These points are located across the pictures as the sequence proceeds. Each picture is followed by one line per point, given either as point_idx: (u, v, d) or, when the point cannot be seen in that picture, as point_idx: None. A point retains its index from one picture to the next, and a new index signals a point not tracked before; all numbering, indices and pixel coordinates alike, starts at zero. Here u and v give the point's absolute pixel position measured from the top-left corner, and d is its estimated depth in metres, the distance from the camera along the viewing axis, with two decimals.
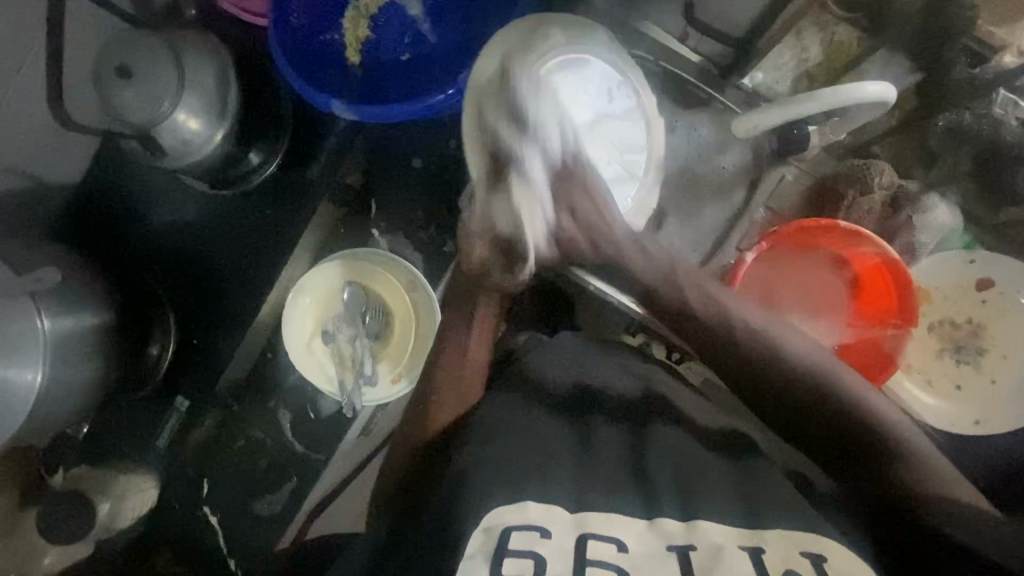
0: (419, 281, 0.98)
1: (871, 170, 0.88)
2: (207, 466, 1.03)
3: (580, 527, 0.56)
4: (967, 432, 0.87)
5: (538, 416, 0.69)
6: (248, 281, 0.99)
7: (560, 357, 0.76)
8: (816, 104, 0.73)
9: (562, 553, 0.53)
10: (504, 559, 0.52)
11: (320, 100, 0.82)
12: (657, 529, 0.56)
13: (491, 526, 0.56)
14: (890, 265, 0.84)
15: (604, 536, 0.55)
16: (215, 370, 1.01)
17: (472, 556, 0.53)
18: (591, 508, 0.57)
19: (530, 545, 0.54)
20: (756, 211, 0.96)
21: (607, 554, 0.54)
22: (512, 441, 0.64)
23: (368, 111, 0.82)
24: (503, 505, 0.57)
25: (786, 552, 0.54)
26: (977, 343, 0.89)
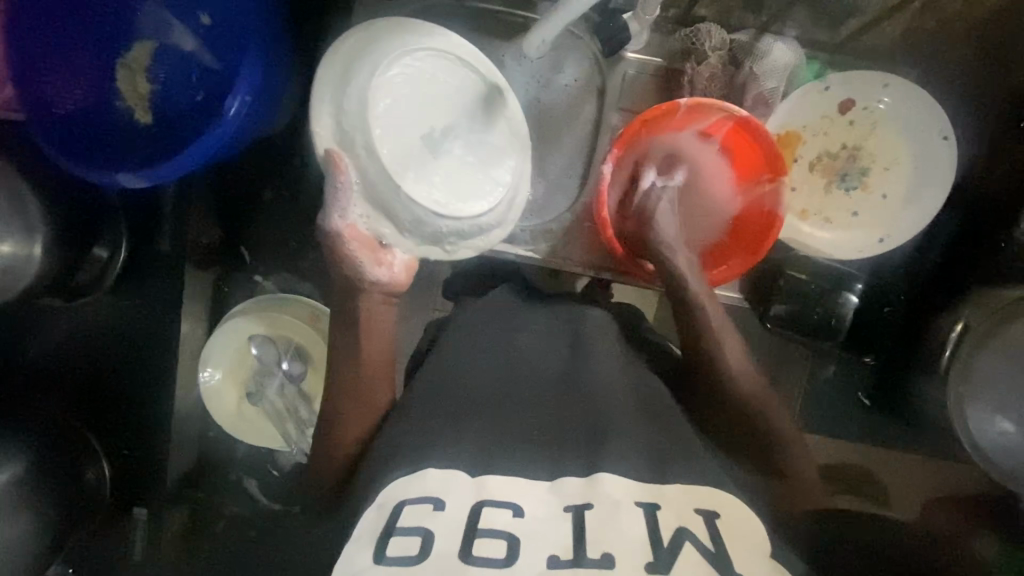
0: (319, 309, 0.96)
1: (699, 36, 0.85)
2: (195, 560, 1.02)
3: (478, 495, 0.51)
4: (874, 253, 0.87)
5: (453, 377, 0.65)
6: (151, 374, 0.95)
7: (482, 317, 0.73)
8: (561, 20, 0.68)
9: (451, 528, 0.49)
10: (388, 538, 0.49)
11: (105, 178, 0.78)
12: (558, 490, 0.52)
13: (386, 502, 0.52)
14: (744, 123, 0.81)
15: (501, 501, 0.51)
16: (155, 472, 0.98)
17: (357, 538, 0.51)
18: (493, 473, 0.53)
19: (422, 520, 0.50)
20: (611, 117, 0.91)
21: (501, 520, 0.50)
22: (415, 424, 0.60)
23: (158, 171, 0.77)
24: (404, 477, 0.54)
25: (685, 509, 0.53)
26: (859, 165, 0.88)
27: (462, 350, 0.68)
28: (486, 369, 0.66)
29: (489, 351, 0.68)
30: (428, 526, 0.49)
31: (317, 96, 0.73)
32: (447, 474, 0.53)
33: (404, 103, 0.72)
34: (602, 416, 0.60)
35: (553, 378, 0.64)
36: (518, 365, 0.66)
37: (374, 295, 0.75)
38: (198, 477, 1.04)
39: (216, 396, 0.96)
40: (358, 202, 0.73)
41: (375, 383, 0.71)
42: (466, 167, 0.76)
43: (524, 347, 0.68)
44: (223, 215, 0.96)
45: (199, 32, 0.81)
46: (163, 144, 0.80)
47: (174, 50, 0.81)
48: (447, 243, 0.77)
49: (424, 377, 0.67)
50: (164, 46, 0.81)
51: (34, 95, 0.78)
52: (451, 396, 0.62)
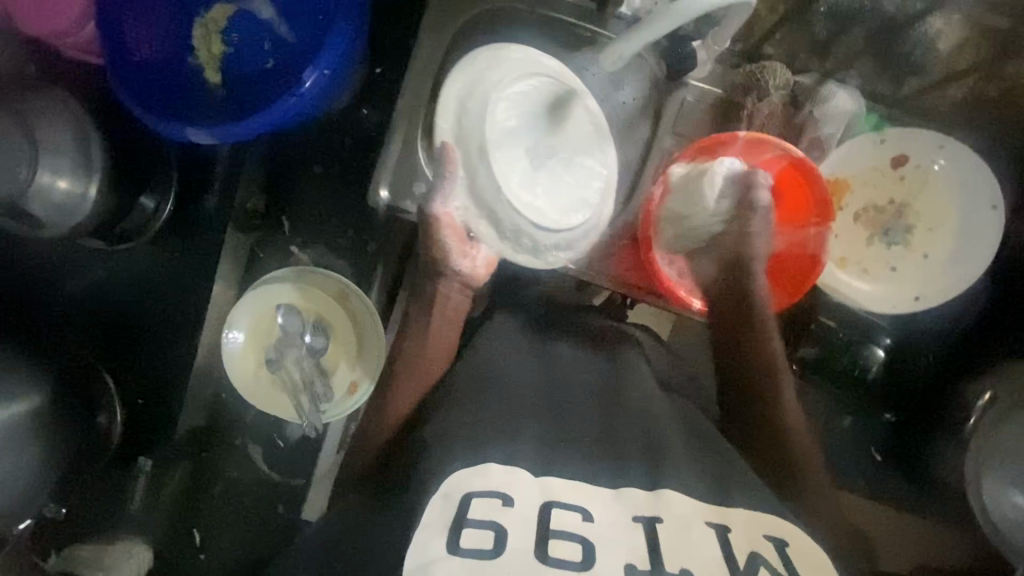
0: (350, 288, 0.97)
1: (764, 73, 0.86)
2: (194, 516, 1.04)
3: (545, 495, 0.52)
4: (909, 310, 0.88)
5: (506, 367, 0.70)
6: (174, 327, 0.97)
7: (514, 339, 0.76)
8: (639, 36, 0.69)
9: (524, 527, 0.49)
10: (461, 529, 0.48)
11: (172, 130, 0.79)
12: (624, 498, 0.53)
13: (451, 492, 0.52)
14: (799, 164, 0.82)
15: (569, 504, 0.51)
16: (168, 424, 1.00)
17: (427, 527, 0.49)
18: (554, 474, 0.55)
19: (490, 514, 0.49)
20: (664, 140, 0.92)
21: (572, 522, 0.50)
22: (466, 420, 0.61)
23: (224, 130, 0.79)
24: (463, 470, 0.54)
25: (753, 533, 0.54)
26: (904, 222, 0.89)
27: (495, 358, 0.72)
28: (516, 369, 0.70)
29: (519, 357, 0.73)
30: (500, 522, 0.49)
31: (446, 99, 0.77)
32: (511, 472, 0.54)
33: (519, 119, 0.77)
34: (655, 447, 0.61)
35: (590, 388, 0.70)
36: (550, 372, 0.71)
37: (454, 283, 0.82)
38: (207, 437, 1.04)
39: (236, 358, 0.97)
40: (461, 194, 0.78)
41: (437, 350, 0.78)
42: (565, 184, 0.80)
43: (558, 364, 0.73)
44: (272, 182, 0.97)
45: (278, 3, 0.83)
46: (232, 106, 0.82)
47: (253, 16, 0.83)
48: (540, 254, 0.82)
49: (468, 373, 0.71)
50: (245, 12, 0.83)
51: (109, 40, 0.80)
52: (492, 393, 0.65)
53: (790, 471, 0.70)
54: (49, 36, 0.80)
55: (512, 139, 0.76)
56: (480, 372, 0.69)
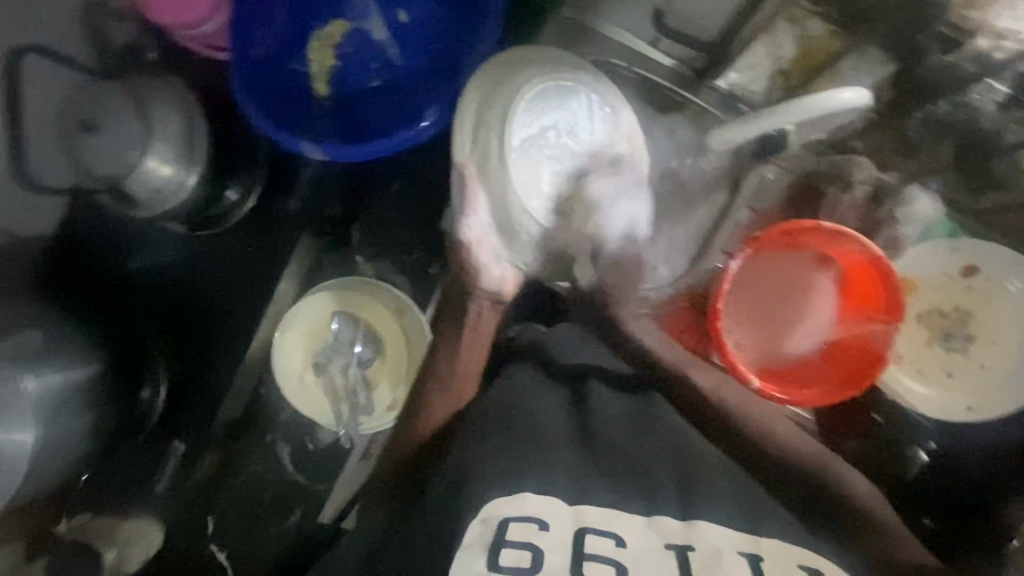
0: (408, 304, 0.97)
1: (851, 165, 0.88)
2: (209, 506, 1.02)
3: (578, 521, 0.53)
4: (962, 420, 0.88)
5: (547, 390, 0.67)
6: (238, 318, 0.99)
7: (559, 349, 0.73)
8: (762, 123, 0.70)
9: (562, 545, 0.52)
10: (501, 548, 0.51)
11: (288, 142, 0.80)
12: (656, 528, 0.54)
13: (490, 517, 0.54)
14: (877, 262, 0.82)
15: (604, 529, 0.53)
16: (209, 411, 1.01)
17: (471, 546, 0.52)
18: (588, 501, 0.55)
19: (529, 537, 0.52)
20: (739, 212, 0.93)
21: (606, 549, 0.52)
22: (497, 452, 0.59)
23: (338, 149, 0.80)
24: (502, 496, 0.55)
25: (785, 563, 0.53)
26: (966, 330, 0.90)
27: (531, 390, 0.67)
28: (557, 408, 0.66)
29: (557, 391, 0.68)
30: (536, 543, 0.51)
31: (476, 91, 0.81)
32: (548, 497, 0.55)
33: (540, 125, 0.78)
34: (687, 471, 0.59)
35: (624, 415, 0.65)
36: (588, 414, 0.65)
37: (482, 301, 0.76)
38: (242, 430, 1.02)
39: (286, 358, 0.97)
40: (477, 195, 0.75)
41: (467, 373, 0.74)
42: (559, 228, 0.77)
43: (598, 407, 0.66)
44: (351, 193, 1.00)
45: (393, 26, 0.85)
46: (339, 121, 0.85)
47: (366, 35, 0.86)
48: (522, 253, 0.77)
49: (491, 403, 0.66)
50: (359, 30, 0.86)
51: (236, 34, 0.81)
52: (525, 429, 0.61)
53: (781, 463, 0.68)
54: (173, 26, 0.84)
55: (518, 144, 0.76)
56: (512, 402, 0.65)
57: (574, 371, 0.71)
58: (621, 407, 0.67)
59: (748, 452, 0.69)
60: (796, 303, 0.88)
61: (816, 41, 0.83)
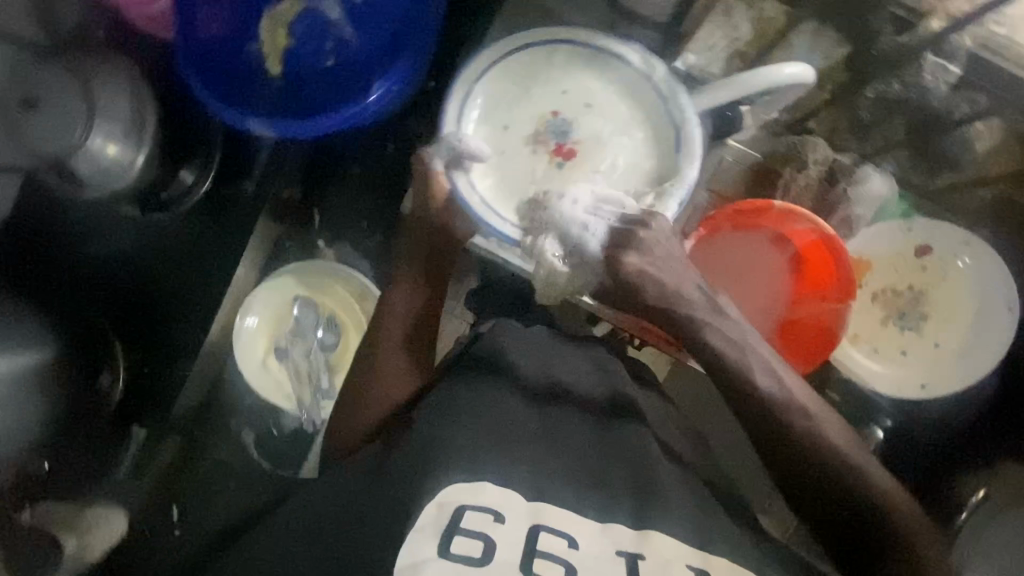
0: (369, 290, 0.97)
1: (804, 147, 0.88)
2: (174, 492, 1.03)
3: (535, 518, 0.56)
4: (913, 396, 0.89)
5: (508, 393, 0.67)
6: (198, 302, 0.97)
7: (527, 346, 0.73)
8: (716, 94, 0.73)
9: (512, 540, 0.54)
10: (452, 537, 0.53)
11: (241, 120, 0.84)
12: (611, 532, 0.56)
13: (445, 502, 0.55)
14: (826, 240, 0.85)
15: (558, 529, 0.55)
16: (167, 396, 0.99)
17: (421, 530, 0.54)
18: (548, 501, 0.57)
19: (483, 528, 0.54)
20: (698, 194, 0.93)
21: (557, 547, 0.54)
22: (480, 421, 0.63)
23: (292, 125, 0.84)
24: (461, 483, 0.57)
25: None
26: (919, 309, 0.91)
27: (503, 405, 0.65)
28: (529, 424, 0.64)
29: (527, 393, 0.68)
30: (490, 535, 0.54)
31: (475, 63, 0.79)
32: (506, 492, 0.57)
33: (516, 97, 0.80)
34: (646, 481, 0.61)
35: (584, 426, 0.66)
36: (553, 415, 0.66)
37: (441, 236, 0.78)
38: (205, 416, 1.03)
39: (247, 342, 0.97)
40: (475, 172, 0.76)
41: (415, 353, 0.74)
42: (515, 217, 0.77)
43: (569, 425, 0.66)
44: (308, 180, 1.00)
45: (346, 4, 0.83)
46: (293, 100, 0.85)
47: (319, 13, 0.83)
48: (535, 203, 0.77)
49: (443, 403, 0.65)
50: (312, 10, 0.83)
51: (183, 18, 0.84)
52: (495, 422, 0.63)
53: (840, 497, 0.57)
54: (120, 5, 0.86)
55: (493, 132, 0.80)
56: (473, 395, 0.66)
57: (551, 384, 0.69)
58: (585, 420, 0.67)
59: (803, 476, 0.58)
60: (755, 285, 0.88)
61: (771, 22, 0.85)
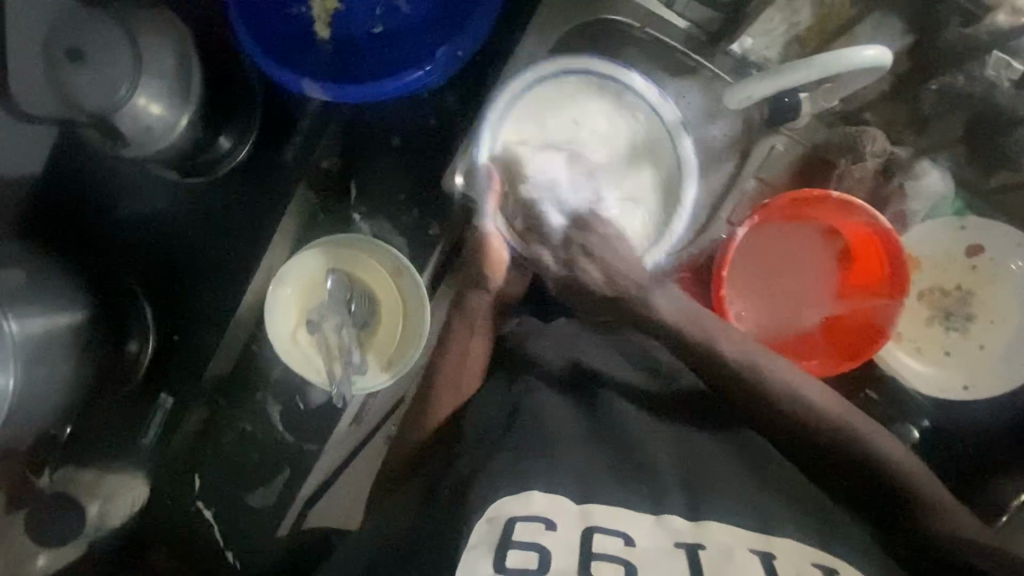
0: (405, 266, 0.95)
1: (862, 136, 0.85)
2: (196, 462, 1.01)
3: (586, 521, 0.57)
4: (956, 397, 0.88)
5: (546, 389, 0.74)
6: (232, 271, 0.96)
7: (560, 343, 0.80)
8: (783, 79, 0.68)
9: (565, 547, 0.55)
10: (506, 550, 0.54)
11: (289, 80, 0.78)
12: (665, 525, 0.58)
13: (495, 516, 0.57)
14: (883, 235, 0.80)
15: (611, 529, 0.57)
16: (198, 363, 0.98)
17: (476, 546, 0.55)
18: (595, 502, 0.59)
19: (535, 537, 0.55)
20: (747, 182, 0.91)
21: (613, 547, 0.56)
22: (508, 449, 0.64)
23: (343, 91, 0.79)
24: (507, 497, 0.59)
25: (799, 562, 0.57)
26: (966, 309, 0.90)
27: (538, 387, 0.74)
28: (564, 404, 0.72)
29: (560, 387, 0.75)
30: (546, 544, 0.55)
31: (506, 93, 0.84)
32: (555, 498, 0.59)
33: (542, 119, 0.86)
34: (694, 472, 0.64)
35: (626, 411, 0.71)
36: (593, 404, 0.73)
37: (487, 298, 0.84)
38: (230, 386, 1.01)
39: (278, 314, 0.95)
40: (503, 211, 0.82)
41: (473, 360, 0.82)
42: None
43: (607, 400, 0.73)
44: (347, 150, 0.97)
45: None
46: (344, 67, 0.83)
47: None
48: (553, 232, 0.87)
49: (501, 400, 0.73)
50: None
51: None
52: (542, 422, 0.68)
53: (826, 453, 0.71)
54: None
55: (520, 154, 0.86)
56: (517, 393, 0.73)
57: (578, 366, 0.77)
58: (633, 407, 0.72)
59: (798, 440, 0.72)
60: (795, 279, 0.87)
61: (834, 11, 0.81)
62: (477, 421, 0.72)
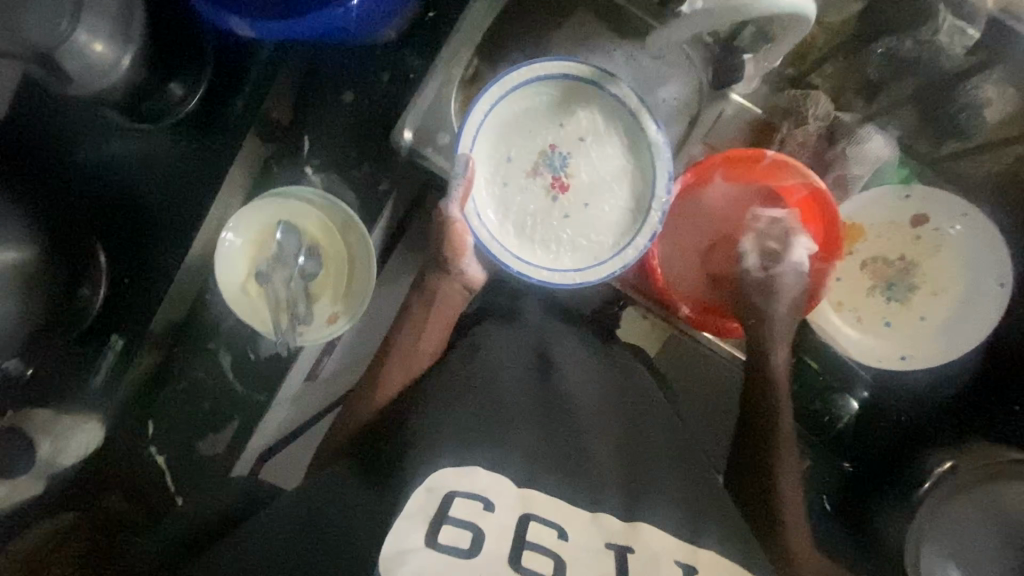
0: (355, 221, 0.97)
1: (807, 101, 0.85)
2: (150, 409, 1.02)
3: (524, 507, 0.61)
4: (893, 368, 0.87)
5: (512, 367, 0.77)
6: (186, 220, 0.98)
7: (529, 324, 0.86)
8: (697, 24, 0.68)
9: (499, 530, 0.59)
10: (439, 524, 0.58)
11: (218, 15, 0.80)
12: (599, 522, 0.62)
13: (434, 488, 0.61)
14: (817, 196, 0.82)
15: (547, 520, 0.61)
16: (148, 310, 0.99)
17: (408, 516, 0.58)
18: (537, 489, 0.63)
19: (470, 516, 0.59)
20: (694, 146, 0.90)
21: (545, 538, 0.60)
22: (465, 422, 0.68)
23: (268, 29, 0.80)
24: (450, 467, 0.63)
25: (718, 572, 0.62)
26: (908, 280, 0.89)
27: (509, 354, 0.79)
28: (527, 377, 0.77)
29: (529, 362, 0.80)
30: (478, 524, 0.59)
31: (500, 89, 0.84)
32: (496, 480, 0.62)
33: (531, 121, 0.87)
34: (637, 476, 0.69)
35: (580, 390, 0.77)
36: (555, 379, 0.77)
37: (455, 282, 0.90)
38: (184, 334, 1.02)
39: (228, 263, 0.97)
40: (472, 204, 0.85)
41: (433, 330, 0.88)
42: (509, 242, 0.87)
43: (561, 362, 0.80)
44: (299, 105, 1.00)
45: None
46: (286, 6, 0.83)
47: None
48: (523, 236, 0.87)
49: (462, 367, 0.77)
50: None
51: None
52: (496, 399, 0.71)
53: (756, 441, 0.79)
54: None
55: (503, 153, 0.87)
56: (485, 361, 0.77)
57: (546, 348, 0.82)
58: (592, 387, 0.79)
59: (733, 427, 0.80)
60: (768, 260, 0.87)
61: None
62: (435, 386, 0.75)
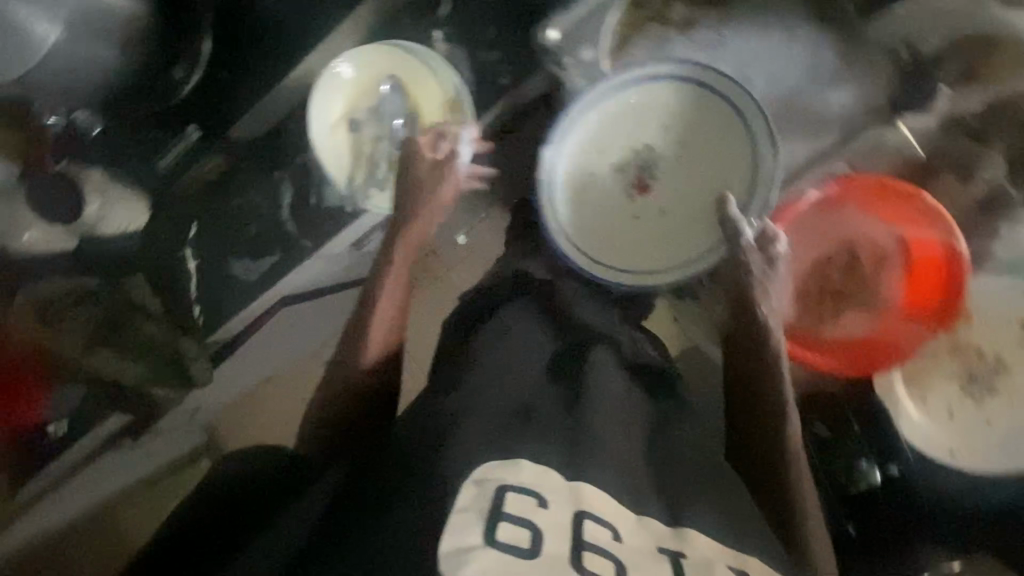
0: (462, 100, 0.91)
1: (984, 158, 0.84)
2: (199, 211, 0.99)
3: (576, 504, 0.58)
4: (940, 460, 0.83)
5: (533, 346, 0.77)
6: (307, 32, 0.93)
7: (570, 312, 0.85)
8: None
9: (559, 528, 0.55)
10: (497, 522, 0.53)
11: None
12: (645, 527, 0.60)
13: (484, 480, 0.57)
14: (952, 258, 0.80)
15: (600, 518, 0.57)
16: (229, 117, 0.97)
17: (464, 510, 0.54)
18: (586, 481, 0.60)
19: (526, 512, 0.55)
20: (837, 162, 0.88)
21: (603, 537, 0.56)
22: (481, 404, 0.67)
23: None
24: (497, 463, 0.59)
25: None
26: (993, 381, 0.85)
27: (525, 328, 0.79)
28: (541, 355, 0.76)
29: (549, 343, 0.78)
30: (537, 523, 0.55)
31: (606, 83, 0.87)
32: (544, 472, 0.60)
33: (631, 120, 0.89)
34: (673, 491, 0.67)
35: (605, 380, 0.75)
36: (577, 362, 0.76)
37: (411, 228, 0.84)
38: (258, 150, 0.99)
39: (324, 99, 0.93)
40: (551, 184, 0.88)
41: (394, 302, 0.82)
42: (576, 228, 0.89)
43: (588, 360, 0.76)
44: None
45: None
46: None
47: None
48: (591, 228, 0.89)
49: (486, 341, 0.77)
50: None
51: None
52: (510, 372, 0.72)
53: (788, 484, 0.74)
54: None
55: (593, 144, 0.90)
56: (505, 334, 0.77)
57: (576, 334, 0.81)
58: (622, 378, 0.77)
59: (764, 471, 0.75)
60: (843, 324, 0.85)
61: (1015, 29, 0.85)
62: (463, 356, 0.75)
